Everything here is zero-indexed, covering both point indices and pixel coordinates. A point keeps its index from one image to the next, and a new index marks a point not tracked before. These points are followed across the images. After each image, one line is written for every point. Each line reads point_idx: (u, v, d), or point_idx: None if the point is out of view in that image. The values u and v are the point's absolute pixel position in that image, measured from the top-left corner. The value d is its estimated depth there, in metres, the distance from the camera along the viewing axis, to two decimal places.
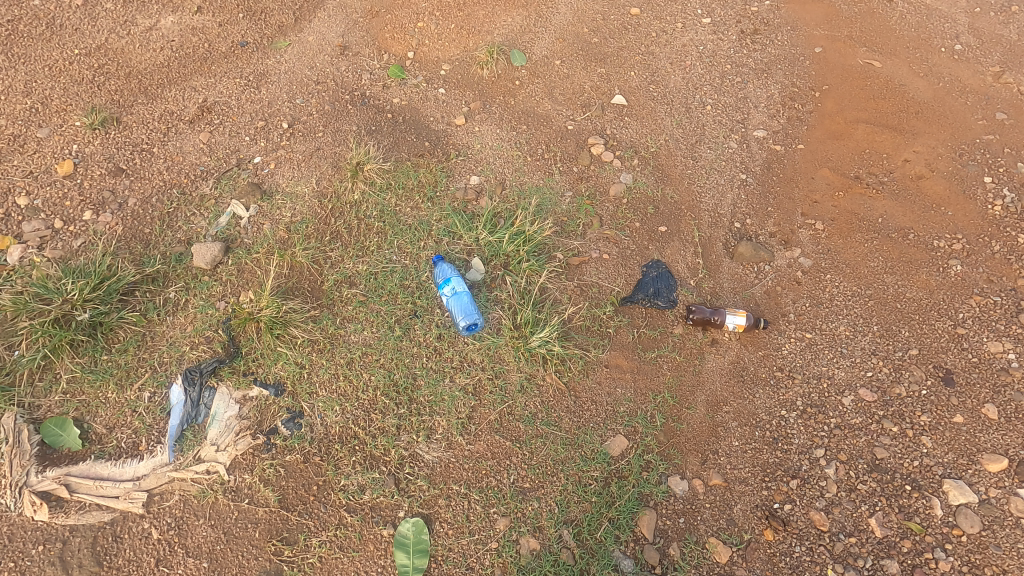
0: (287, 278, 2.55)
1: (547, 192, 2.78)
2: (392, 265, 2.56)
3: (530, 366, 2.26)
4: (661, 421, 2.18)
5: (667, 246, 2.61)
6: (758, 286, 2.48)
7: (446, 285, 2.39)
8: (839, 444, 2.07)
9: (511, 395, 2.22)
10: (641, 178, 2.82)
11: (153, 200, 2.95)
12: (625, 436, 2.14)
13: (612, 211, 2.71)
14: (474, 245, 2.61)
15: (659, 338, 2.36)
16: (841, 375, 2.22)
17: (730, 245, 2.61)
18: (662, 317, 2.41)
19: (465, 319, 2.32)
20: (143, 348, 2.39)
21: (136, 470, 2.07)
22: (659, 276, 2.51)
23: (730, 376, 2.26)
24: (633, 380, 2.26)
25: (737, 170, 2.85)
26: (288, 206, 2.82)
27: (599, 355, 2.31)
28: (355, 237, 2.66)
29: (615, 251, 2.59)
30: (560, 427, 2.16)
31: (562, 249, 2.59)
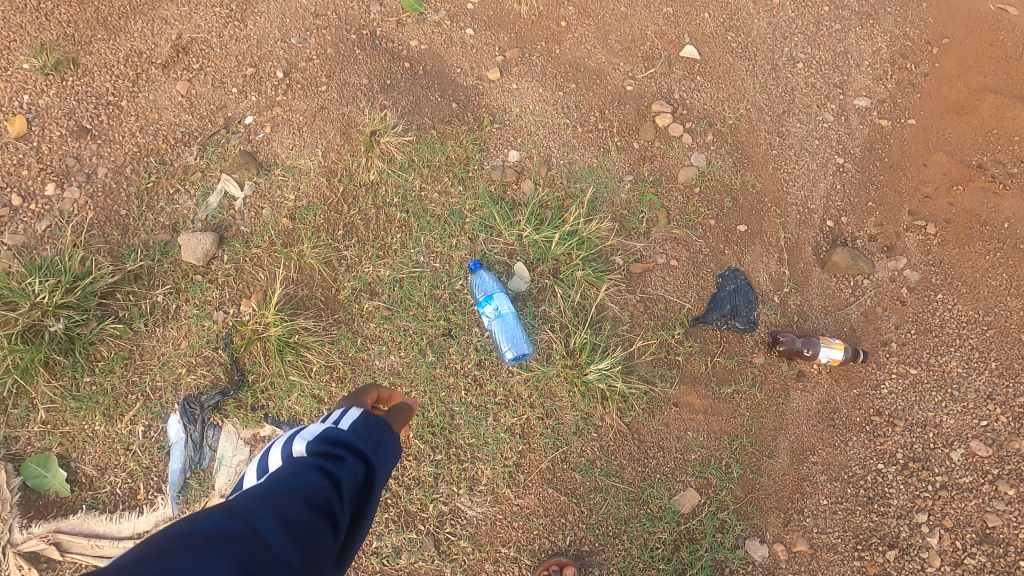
0: (295, 284, 2.15)
1: (602, 175, 2.30)
2: (419, 270, 2.15)
3: (587, 403, 1.94)
4: (738, 472, 1.89)
5: (747, 250, 2.18)
6: (855, 305, 2.09)
7: (487, 303, 2.01)
8: (943, 508, 1.82)
9: (565, 438, 1.91)
10: (716, 160, 2.32)
11: (128, 170, 2.36)
12: (697, 490, 1.88)
13: (680, 203, 2.25)
14: (516, 244, 2.18)
15: (737, 370, 2.01)
16: (950, 424, 1.91)
17: (821, 251, 2.19)
18: (740, 343, 2.04)
19: (512, 348, 1.98)
20: (131, 368, 2.05)
21: (135, 526, 1.94)
22: (737, 290, 2.12)
23: (819, 419, 1.95)
24: (706, 422, 1.95)
25: (833, 150, 2.34)
26: (290, 184, 2.33)
27: (667, 391, 1.97)
28: (373, 231, 2.22)
29: (684, 257, 2.16)
30: (622, 478, 1.88)
31: (622, 253, 2.16)
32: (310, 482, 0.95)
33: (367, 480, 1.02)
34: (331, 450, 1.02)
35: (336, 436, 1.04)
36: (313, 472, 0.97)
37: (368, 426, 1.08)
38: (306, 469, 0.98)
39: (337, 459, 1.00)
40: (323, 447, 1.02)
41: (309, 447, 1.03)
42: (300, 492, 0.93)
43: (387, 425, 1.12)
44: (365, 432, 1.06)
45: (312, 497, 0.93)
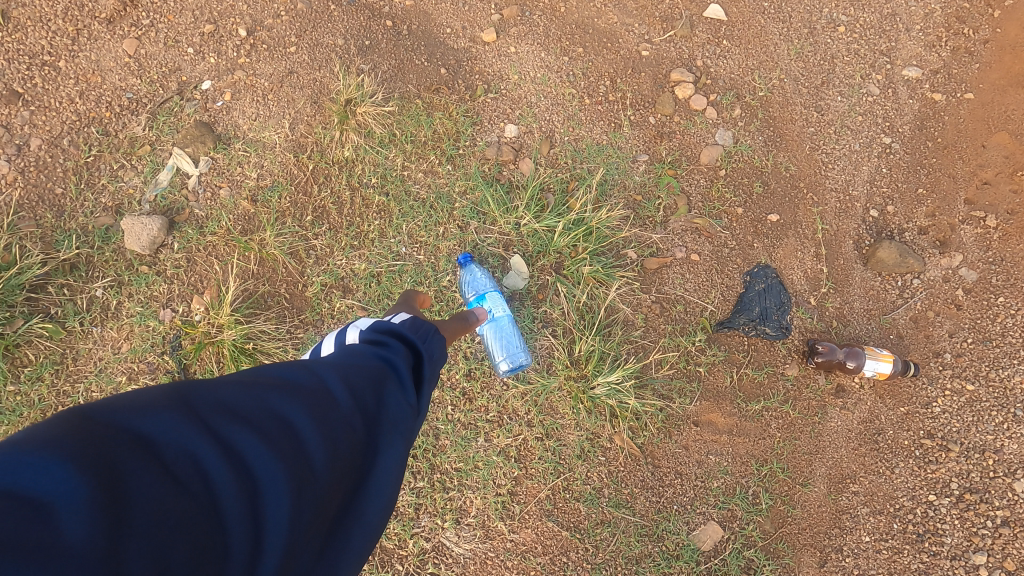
0: (255, 278, 1.84)
1: (612, 154, 1.99)
2: (400, 263, 1.87)
3: (593, 422, 1.67)
4: (767, 503, 1.64)
5: (779, 243, 1.89)
6: (902, 309, 1.82)
7: None
8: (1004, 548, 1.57)
9: (568, 462, 1.65)
10: (745, 139, 2.00)
11: (65, 142, 1.95)
12: (720, 524, 1.62)
13: (703, 187, 1.95)
14: (512, 234, 1.89)
15: (766, 383, 1.74)
16: (1013, 450, 1.65)
17: (864, 245, 1.90)
18: (770, 352, 1.77)
19: (507, 358, 1.69)
20: (63, 375, 1.80)
21: None
22: (767, 290, 1.84)
23: (860, 442, 1.69)
24: (731, 444, 1.68)
25: (877, 128, 2.03)
26: (251, 160, 2.00)
27: (686, 408, 1.70)
28: (348, 217, 1.92)
29: (707, 250, 1.88)
30: (633, 510, 1.62)
31: (635, 245, 1.87)
32: (368, 358, 0.86)
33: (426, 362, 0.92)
34: (387, 330, 0.93)
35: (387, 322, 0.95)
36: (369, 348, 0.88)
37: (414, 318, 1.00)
38: (360, 347, 0.89)
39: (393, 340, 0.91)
40: (380, 329, 0.94)
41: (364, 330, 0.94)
42: (361, 365, 0.84)
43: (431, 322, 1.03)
44: (418, 322, 0.97)
45: (378, 374, 0.84)
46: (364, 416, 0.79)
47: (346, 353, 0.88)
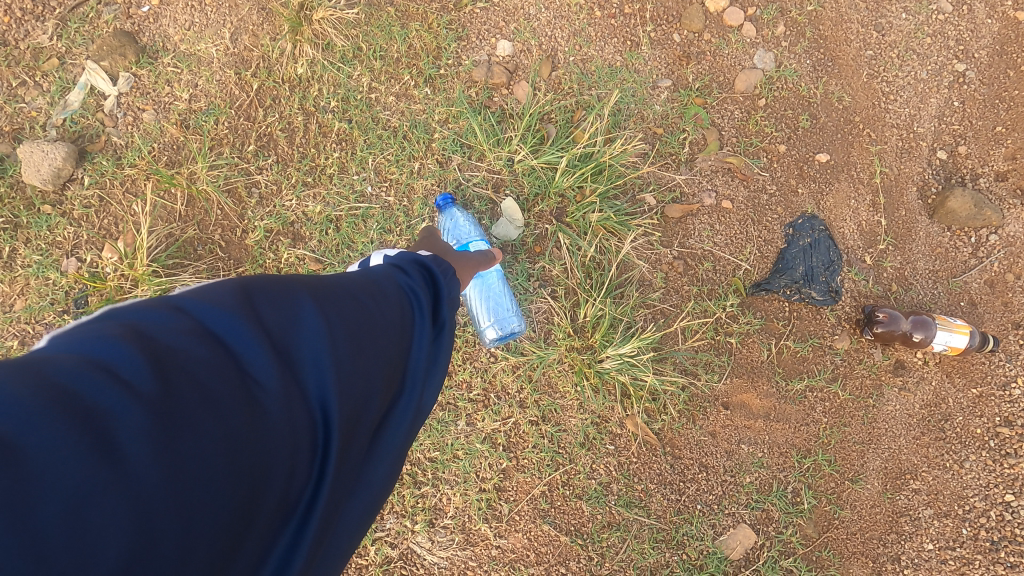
0: (182, 222, 1.48)
1: (628, 79, 1.60)
2: (364, 206, 1.51)
3: (601, 403, 1.35)
4: (810, 504, 1.34)
5: (829, 190, 1.56)
6: (973, 271, 1.51)
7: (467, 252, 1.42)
8: None
9: (569, 452, 1.34)
10: (791, 62, 1.63)
11: None
12: (752, 528, 1.33)
13: (737, 119, 1.60)
14: (504, 172, 1.53)
15: (811, 358, 1.43)
16: None
17: (930, 194, 1.57)
18: (816, 320, 1.46)
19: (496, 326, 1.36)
20: None
21: None
22: (814, 245, 1.51)
23: (923, 430, 1.39)
24: (769, 431, 1.38)
25: (949, 53, 1.65)
26: (183, 78, 1.58)
27: (713, 387, 1.39)
28: (301, 148, 1.54)
29: (741, 196, 1.54)
30: (648, 511, 1.32)
31: (654, 189, 1.52)
32: (402, 285, 0.78)
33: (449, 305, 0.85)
34: (416, 262, 0.84)
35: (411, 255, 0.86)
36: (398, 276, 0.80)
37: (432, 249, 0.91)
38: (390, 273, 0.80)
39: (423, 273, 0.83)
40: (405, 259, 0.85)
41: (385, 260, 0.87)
42: (397, 292, 0.77)
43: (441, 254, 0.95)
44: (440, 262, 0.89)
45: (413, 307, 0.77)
46: (402, 344, 0.72)
47: (376, 275, 0.79)
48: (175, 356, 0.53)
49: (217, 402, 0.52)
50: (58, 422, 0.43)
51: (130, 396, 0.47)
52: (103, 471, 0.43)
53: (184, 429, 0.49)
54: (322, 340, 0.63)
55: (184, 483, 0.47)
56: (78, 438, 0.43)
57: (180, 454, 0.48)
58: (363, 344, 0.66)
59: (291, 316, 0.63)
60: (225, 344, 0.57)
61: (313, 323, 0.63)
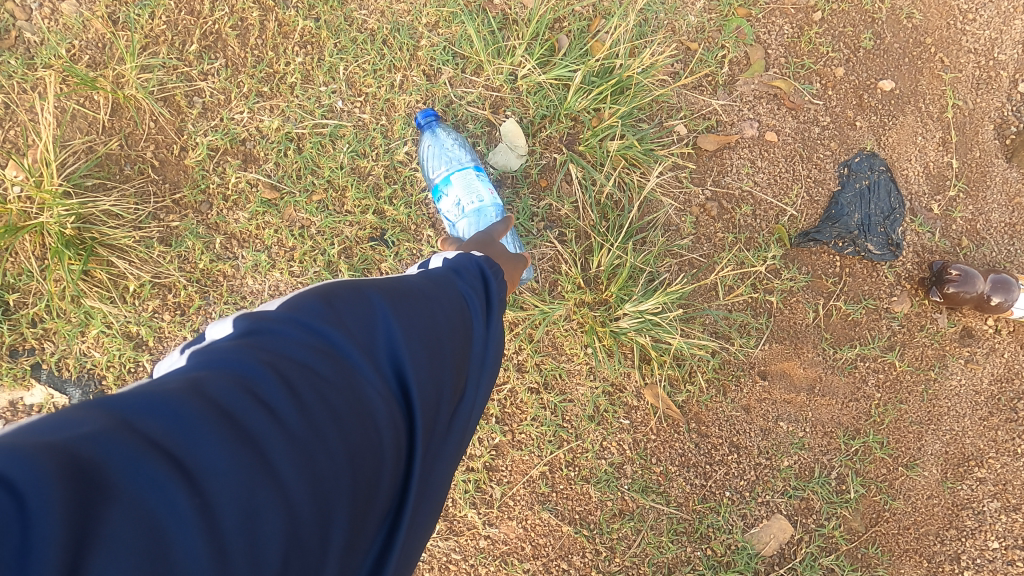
0: (105, 135, 1.19)
1: None
2: (332, 124, 1.23)
3: (615, 369, 1.12)
4: (857, 493, 1.14)
5: (892, 124, 1.30)
6: None
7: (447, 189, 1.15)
8: None
9: (575, 426, 1.11)
10: None
11: None
12: (789, 519, 1.12)
13: (789, 35, 1.32)
14: (505, 89, 1.26)
15: (864, 322, 1.20)
16: None
17: (1007, 133, 1.32)
18: (873, 279, 1.22)
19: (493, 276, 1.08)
20: None
21: None
22: (873, 190, 1.26)
23: (990, 411, 1.18)
24: (812, 407, 1.16)
25: None
26: None
27: (749, 353, 1.16)
28: (256, 50, 1.25)
29: (790, 127, 1.28)
30: (667, 498, 1.11)
31: (685, 115, 1.26)
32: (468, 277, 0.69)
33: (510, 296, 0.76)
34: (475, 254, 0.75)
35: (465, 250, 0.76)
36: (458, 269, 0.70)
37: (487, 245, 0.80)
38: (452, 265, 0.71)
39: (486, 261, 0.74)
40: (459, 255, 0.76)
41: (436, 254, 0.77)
42: (469, 288, 0.68)
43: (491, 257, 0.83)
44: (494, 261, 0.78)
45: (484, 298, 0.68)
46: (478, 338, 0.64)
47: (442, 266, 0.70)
48: (285, 367, 0.47)
49: (336, 415, 0.47)
50: (205, 439, 0.40)
51: (266, 416, 0.43)
52: (261, 491, 0.40)
53: (313, 444, 0.44)
54: (413, 342, 0.56)
55: (321, 505, 0.43)
56: (230, 463, 0.39)
57: (315, 471, 0.43)
58: (450, 344, 0.59)
59: (369, 317, 0.55)
60: (326, 350, 0.51)
61: (406, 322, 0.57)
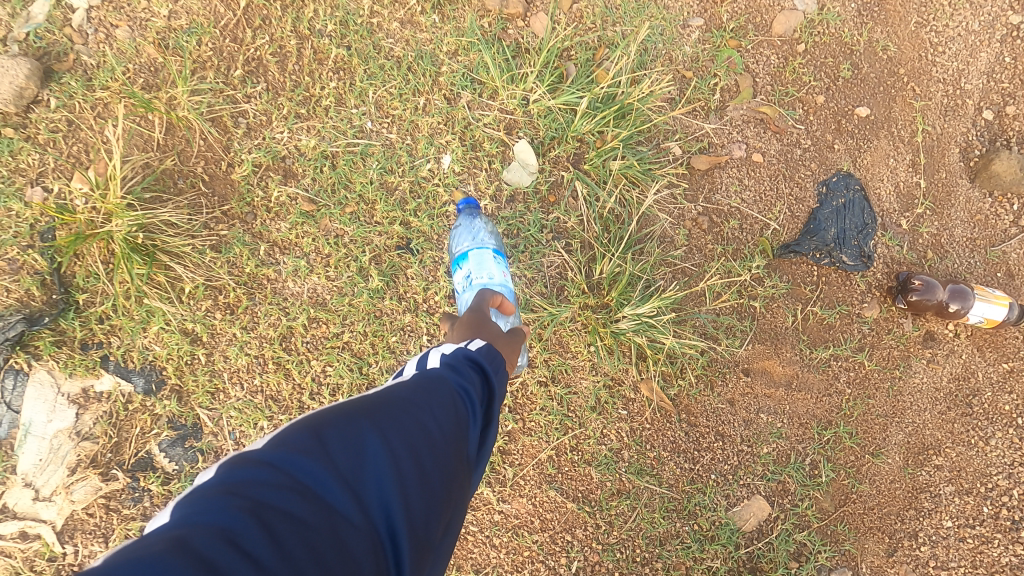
0: (160, 152, 1.32)
1: (657, 15, 1.44)
2: (363, 143, 1.37)
3: (615, 366, 1.26)
4: (829, 476, 1.28)
5: (867, 147, 1.44)
6: (1013, 241, 1.42)
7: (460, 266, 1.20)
8: None
9: (579, 415, 1.26)
10: (835, 4, 1.49)
11: None
12: (767, 500, 1.26)
13: (774, 66, 1.46)
14: (518, 111, 1.39)
15: (838, 326, 1.34)
16: None
17: (971, 156, 1.46)
18: (846, 287, 1.36)
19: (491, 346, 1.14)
20: None
21: None
22: (848, 207, 1.40)
23: (949, 405, 1.32)
24: (790, 400, 1.30)
25: (1004, 3, 1.53)
26: None
27: (734, 352, 1.30)
28: (294, 75, 1.39)
29: (774, 149, 1.42)
30: (660, 479, 1.25)
31: (680, 137, 1.40)
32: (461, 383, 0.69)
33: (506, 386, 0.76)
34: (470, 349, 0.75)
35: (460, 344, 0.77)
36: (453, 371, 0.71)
37: None
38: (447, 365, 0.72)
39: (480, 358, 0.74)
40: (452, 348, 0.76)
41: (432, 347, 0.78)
42: (463, 387, 0.69)
43: None
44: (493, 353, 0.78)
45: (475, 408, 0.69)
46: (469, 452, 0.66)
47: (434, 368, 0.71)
48: (271, 514, 0.49)
49: (317, 558, 0.49)
50: None
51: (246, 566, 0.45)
52: None
53: None
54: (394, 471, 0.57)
55: None
56: None
57: None
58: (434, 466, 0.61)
59: (356, 450, 0.57)
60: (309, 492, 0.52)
61: (387, 449, 0.58)
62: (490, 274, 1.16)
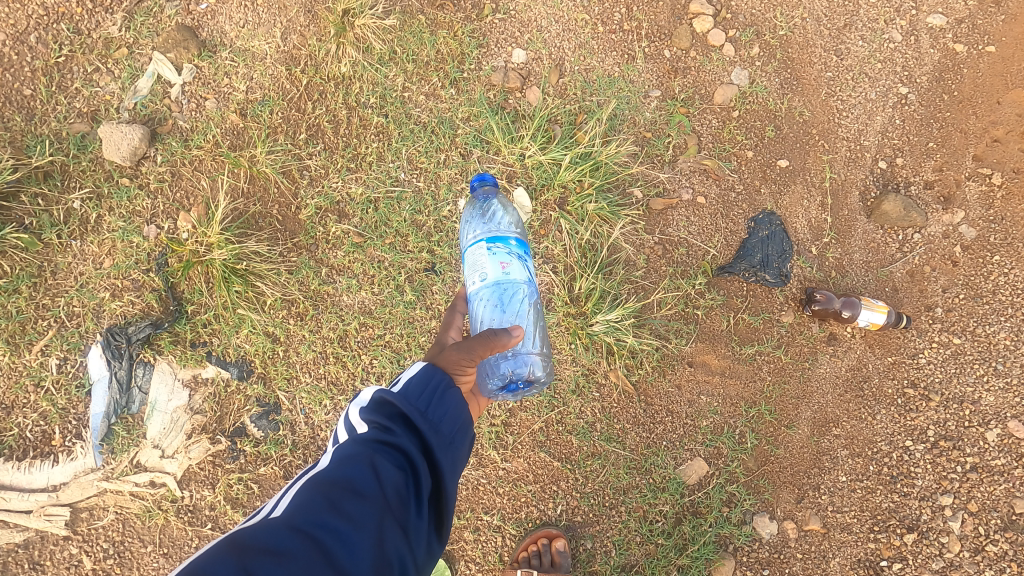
0: (245, 197, 1.75)
1: (624, 88, 1.88)
2: (398, 190, 1.79)
3: (590, 358, 1.68)
4: (753, 443, 1.68)
5: (786, 191, 1.86)
6: (900, 263, 1.83)
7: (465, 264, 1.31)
8: (970, 492, 1.65)
9: (563, 397, 1.66)
10: (760, 79, 1.92)
11: (31, 39, 1.78)
12: (705, 460, 1.66)
13: (714, 127, 1.89)
14: (517, 164, 1.81)
15: (761, 328, 1.75)
16: (989, 402, 1.71)
17: (869, 197, 1.88)
18: (769, 299, 1.77)
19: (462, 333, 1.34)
20: (42, 288, 1.68)
21: (49, 478, 1.51)
22: (771, 237, 1.82)
23: (846, 389, 1.73)
24: (723, 385, 1.71)
25: (895, 77, 1.97)
26: (241, 71, 1.82)
27: (681, 348, 1.72)
28: (345, 137, 1.81)
29: (714, 193, 1.84)
30: (624, 444, 1.65)
31: (641, 185, 1.82)
32: (399, 441, 0.91)
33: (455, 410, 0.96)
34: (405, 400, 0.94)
35: (393, 391, 0.96)
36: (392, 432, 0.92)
37: (425, 381, 0.98)
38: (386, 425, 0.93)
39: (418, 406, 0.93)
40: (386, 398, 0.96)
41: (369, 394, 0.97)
42: (357, 487, 0.86)
43: (448, 379, 0.99)
44: (427, 388, 0.98)
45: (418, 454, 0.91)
46: (385, 528, 0.84)
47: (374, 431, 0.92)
48: None
49: None
50: None
51: None
52: None
53: None
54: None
55: None
56: None
57: None
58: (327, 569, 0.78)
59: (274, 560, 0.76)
60: None
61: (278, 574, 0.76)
62: (473, 270, 1.24)
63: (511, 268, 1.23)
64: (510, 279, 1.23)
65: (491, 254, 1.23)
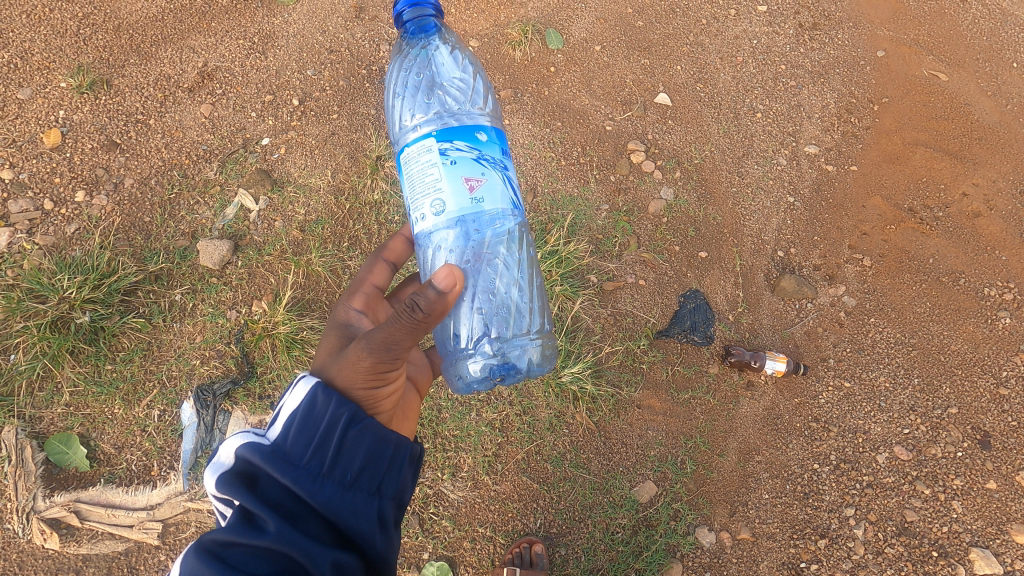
0: (303, 288, 2.37)
1: (581, 204, 2.52)
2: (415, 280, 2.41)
3: (560, 403, 2.17)
4: (692, 467, 2.14)
5: (707, 274, 2.45)
6: (799, 325, 2.39)
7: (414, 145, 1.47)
8: (869, 504, 2.08)
9: (539, 433, 2.14)
10: (683, 194, 2.57)
11: (153, 182, 2.46)
12: (655, 482, 2.11)
13: (650, 229, 2.50)
14: None
15: (694, 378, 2.26)
16: (877, 431, 2.19)
17: (771, 277, 2.47)
18: (697, 354, 2.30)
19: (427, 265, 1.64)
20: (150, 359, 2.22)
21: (149, 498, 2.09)
22: (696, 308, 2.38)
23: (763, 424, 2.22)
24: (666, 422, 2.19)
25: (785, 190, 2.63)
26: (301, 200, 2.48)
27: (632, 394, 2.22)
28: (375, 244, 2.46)
29: (652, 277, 2.42)
30: (589, 469, 2.11)
31: (596, 272, 2.41)
32: (266, 533, 1.06)
33: (343, 447, 1.18)
34: (274, 460, 1.14)
35: (273, 465, 1.13)
36: (257, 525, 1.08)
37: (311, 445, 1.17)
38: (251, 513, 1.10)
39: (289, 467, 1.13)
40: (252, 469, 1.15)
41: (226, 478, 1.14)
42: None
43: (331, 438, 1.18)
44: (305, 432, 1.19)
45: (291, 532, 1.07)
46: None
47: (228, 541, 1.06)
48: None
49: None
50: None
51: None
52: None
53: None
54: None
55: None
56: None
57: None
58: None
59: None
60: None
61: None
62: (438, 173, 1.43)
63: (482, 182, 1.45)
64: (471, 192, 1.43)
65: (456, 164, 1.43)
